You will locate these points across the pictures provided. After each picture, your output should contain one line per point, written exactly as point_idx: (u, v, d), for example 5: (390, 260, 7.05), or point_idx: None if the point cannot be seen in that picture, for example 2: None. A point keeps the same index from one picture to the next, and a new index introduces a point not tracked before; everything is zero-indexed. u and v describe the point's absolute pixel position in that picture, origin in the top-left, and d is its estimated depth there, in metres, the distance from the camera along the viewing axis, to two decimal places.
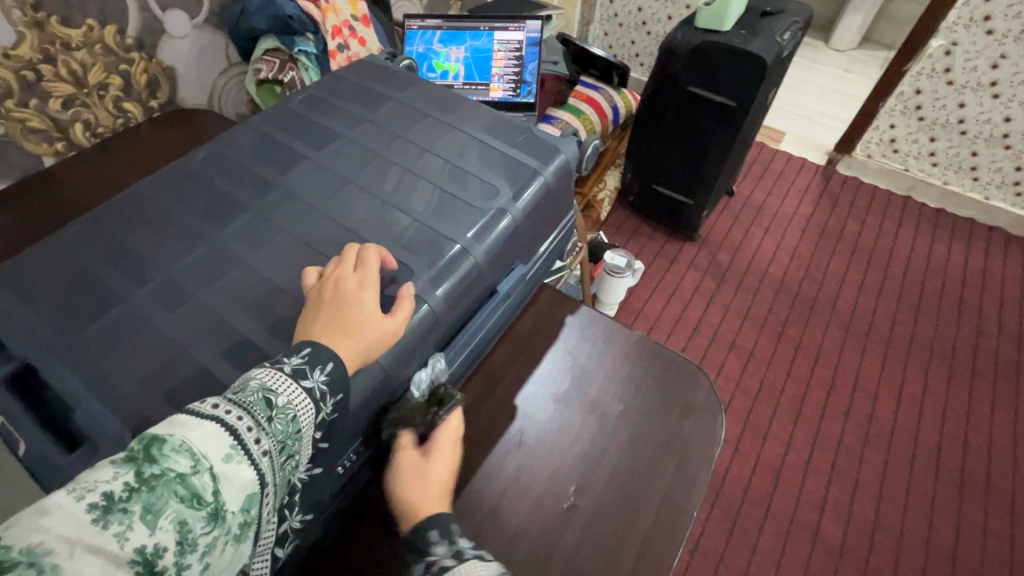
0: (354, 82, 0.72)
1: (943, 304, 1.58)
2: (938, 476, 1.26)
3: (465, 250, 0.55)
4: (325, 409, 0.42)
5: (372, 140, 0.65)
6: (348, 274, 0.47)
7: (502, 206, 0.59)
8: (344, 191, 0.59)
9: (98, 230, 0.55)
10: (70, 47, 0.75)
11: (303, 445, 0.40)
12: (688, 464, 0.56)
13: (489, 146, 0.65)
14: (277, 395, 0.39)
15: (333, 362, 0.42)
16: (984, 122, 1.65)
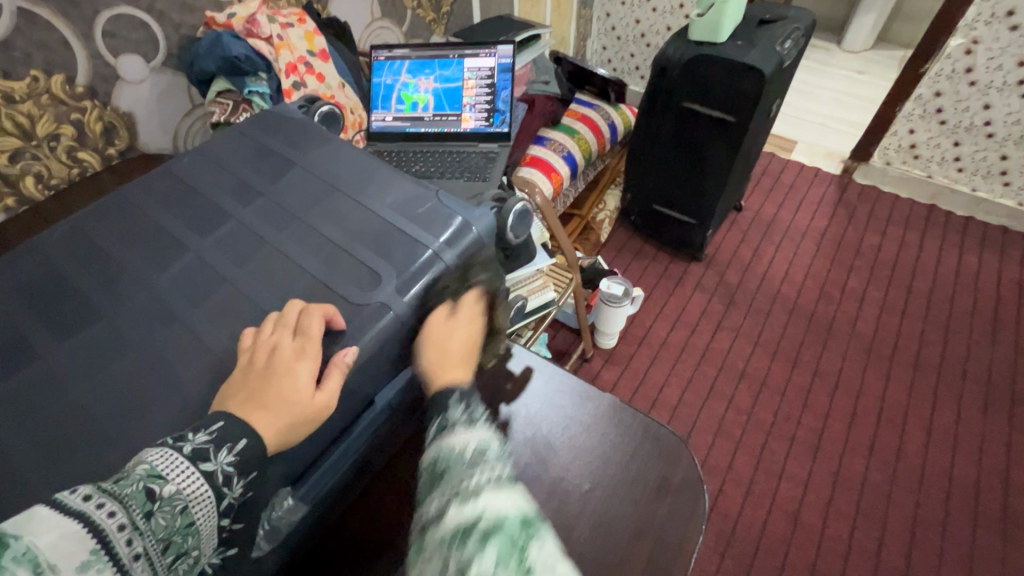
0: (247, 136, 0.59)
1: (975, 322, 1.46)
2: (978, 520, 1.14)
3: (324, 364, 0.43)
4: (231, 493, 0.36)
5: (265, 180, 0.54)
6: (286, 341, 0.41)
7: (384, 298, 0.46)
8: (211, 283, 0.47)
9: None
10: (13, 99, 0.72)
11: (201, 537, 0.35)
12: (662, 557, 0.49)
13: (383, 219, 0.51)
14: (165, 483, 0.33)
15: (245, 440, 0.36)
16: (1012, 124, 1.53)
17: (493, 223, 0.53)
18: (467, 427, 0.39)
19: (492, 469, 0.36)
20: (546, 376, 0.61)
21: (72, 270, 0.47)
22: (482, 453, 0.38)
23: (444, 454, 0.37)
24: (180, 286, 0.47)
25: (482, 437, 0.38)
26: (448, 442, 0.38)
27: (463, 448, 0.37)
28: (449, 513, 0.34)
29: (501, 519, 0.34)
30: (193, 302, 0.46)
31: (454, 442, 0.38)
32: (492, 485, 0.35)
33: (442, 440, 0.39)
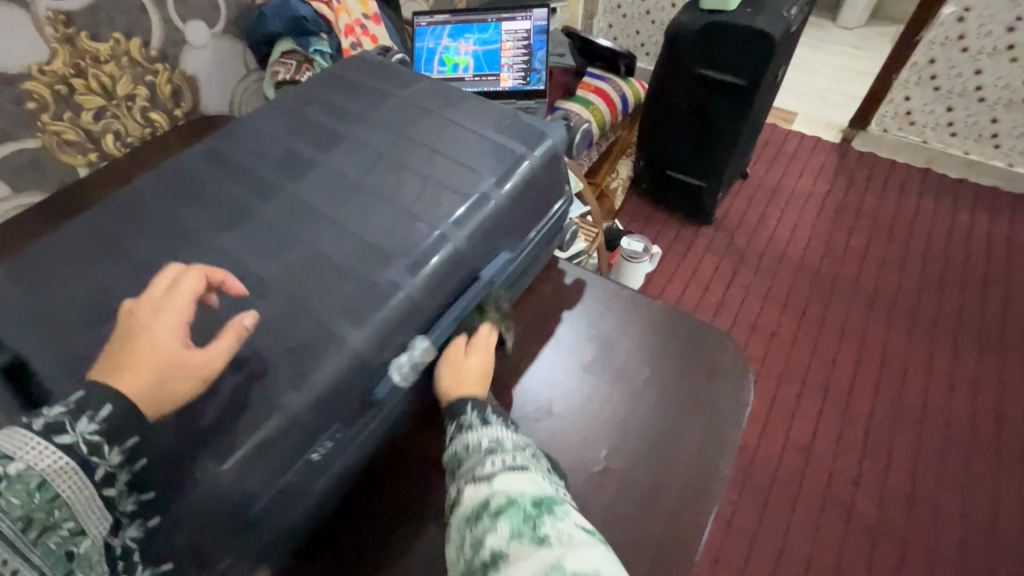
0: (337, 75, 0.67)
1: (970, 274, 1.55)
2: (976, 447, 1.23)
3: (441, 235, 0.53)
4: (104, 461, 0.33)
5: (365, 109, 0.63)
6: (152, 298, 0.38)
7: (485, 191, 0.56)
8: (338, 185, 0.57)
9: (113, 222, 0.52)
10: (99, 60, 0.78)
11: (85, 506, 0.32)
12: (717, 423, 0.57)
13: (477, 134, 0.61)
14: (9, 462, 0.30)
15: (106, 407, 0.33)
16: (1002, 88, 1.62)
17: (563, 135, 0.64)
18: (480, 425, 0.47)
19: (502, 455, 0.44)
20: (601, 285, 0.69)
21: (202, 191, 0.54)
22: (495, 445, 0.45)
23: (463, 448, 0.46)
24: (306, 197, 0.55)
25: (493, 433, 0.46)
26: (465, 438, 0.46)
27: (478, 443, 0.45)
28: (468, 492, 0.42)
29: (513, 495, 0.40)
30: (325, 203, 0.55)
31: (470, 439, 0.46)
32: (503, 471, 0.42)
33: (461, 437, 0.47)
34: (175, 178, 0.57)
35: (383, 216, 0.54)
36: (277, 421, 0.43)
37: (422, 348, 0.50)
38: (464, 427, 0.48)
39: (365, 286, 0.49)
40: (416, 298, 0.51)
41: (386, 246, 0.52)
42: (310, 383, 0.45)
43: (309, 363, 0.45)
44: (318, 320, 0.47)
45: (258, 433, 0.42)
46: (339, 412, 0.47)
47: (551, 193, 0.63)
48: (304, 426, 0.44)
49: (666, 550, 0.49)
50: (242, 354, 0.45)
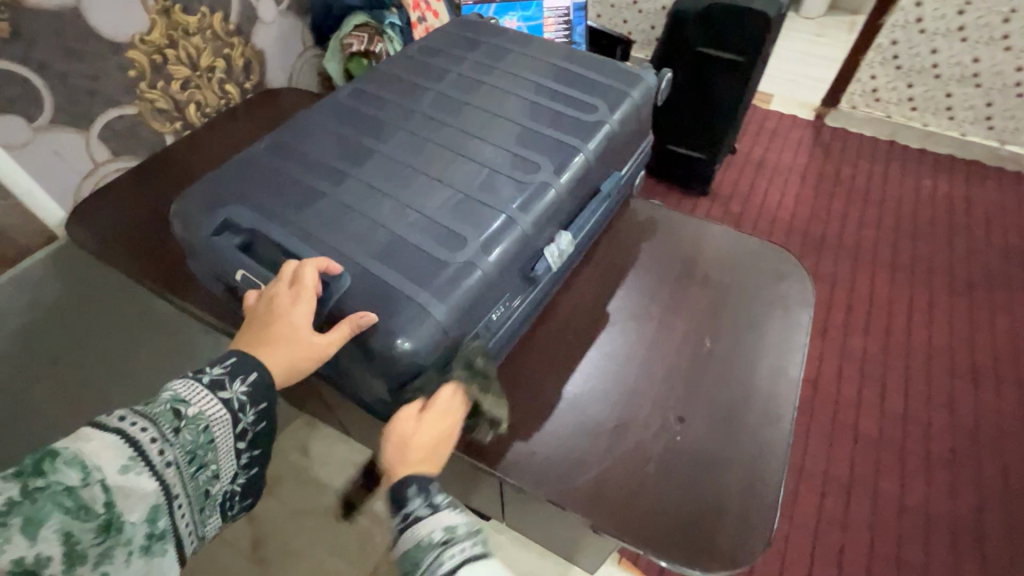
0: (444, 32, 0.72)
1: (935, 228, 1.74)
2: (954, 372, 1.40)
3: (577, 149, 0.55)
4: (245, 418, 0.44)
5: (467, 55, 0.68)
6: (282, 291, 0.44)
7: (601, 118, 0.58)
8: (469, 114, 0.59)
9: (260, 153, 0.55)
10: (188, 32, 0.83)
11: (220, 452, 0.43)
12: (792, 310, 0.65)
13: (580, 73, 0.63)
14: (188, 406, 0.41)
15: (255, 373, 0.43)
16: (955, 65, 1.83)
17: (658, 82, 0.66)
18: (429, 512, 0.41)
19: (462, 543, 0.40)
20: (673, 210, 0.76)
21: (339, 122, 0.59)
22: (450, 535, 0.40)
23: (414, 547, 0.40)
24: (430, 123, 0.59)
25: (443, 524, 0.41)
26: (414, 535, 0.41)
27: (429, 539, 0.40)
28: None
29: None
30: (448, 130, 0.58)
31: (420, 535, 0.40)
32: (468, 564, 0.39)
33: (408, 533, 0.41)
34: (319, 111, 0.60)
35: (510, 137, 0.56)
36: (474, 280, 0.46)
37: (566, 242, 0.52)
38: (407, 523, 0.41)
39: (518, 191, 0.51)
40: (561, 200, 0.52)
41: (530, 160, 0.54)
42: (496, 251, 0.47)
43: (490, 244, 0.47)
44: (486, 218, 0.49)
45: (467, 284, 0.45)
46: (502, 291, 0.49)
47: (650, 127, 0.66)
48: (481, 308, 0.47)
49: (773, 412, 0.57)
50: (432, 249, 0.47)
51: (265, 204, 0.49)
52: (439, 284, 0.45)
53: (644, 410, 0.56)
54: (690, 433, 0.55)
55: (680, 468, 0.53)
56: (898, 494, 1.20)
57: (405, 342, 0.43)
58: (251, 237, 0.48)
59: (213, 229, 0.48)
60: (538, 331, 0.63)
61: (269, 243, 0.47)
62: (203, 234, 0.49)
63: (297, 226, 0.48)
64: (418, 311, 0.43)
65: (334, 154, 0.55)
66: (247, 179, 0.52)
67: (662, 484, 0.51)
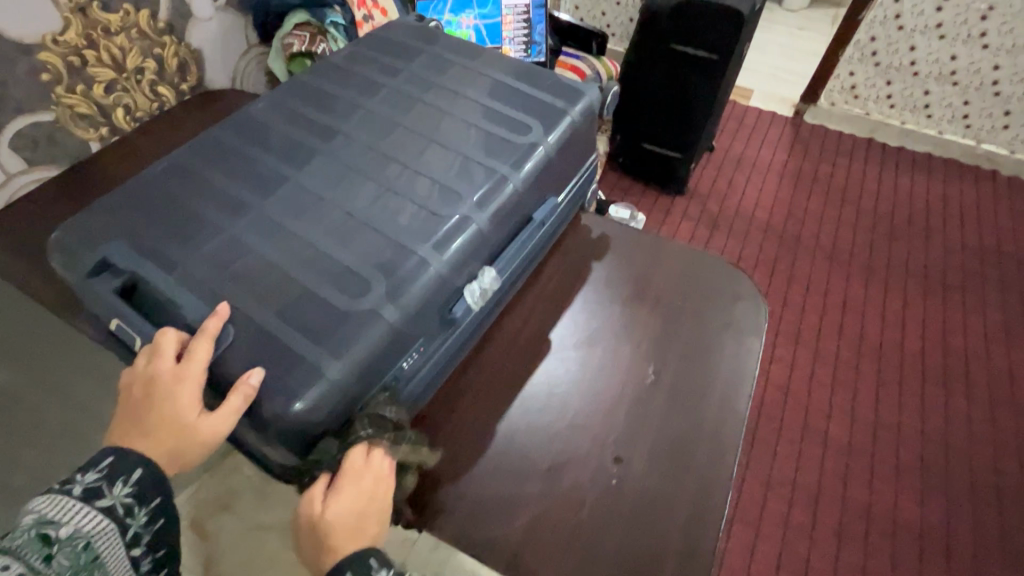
0: (379, 36, 0.67)
1: (911, 229, 1.72)
2: (925, 376, 1.39)
3: (505, 176, 0.51)
4: (135, 521, 0.36)
5: (400, 64, 0.63)
6: (163, 367, 0.38)
7: (535, 139, 0.54)
8: (394, 135, 0.55)
9: (159, 178, 0.50)
10: (110, 31, 0.77)
11: (113, 572, 0.34)
12: (744, 337, 0.62)
13: (518, 89, 0.59)
14: (60, 527, 0.32)
15: (139, 470, 0.36)
16: (933, 62, 1.80)
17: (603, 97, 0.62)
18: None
19: None
20: (627, 227, 0.72)
21: (251, 140, 0.54)
22: None
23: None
24: (351, 144, 0.54)
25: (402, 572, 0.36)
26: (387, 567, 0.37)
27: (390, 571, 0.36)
28: None
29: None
30: (369, 153, 0.53)
31: None
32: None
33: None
34: (229, 127, 0.55)
35: (434, 161, 0.52)
36: (380, 330, 0.42)
37: (489, 280, 0.48)
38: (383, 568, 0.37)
39: (436, 225, 0.47)
40: (485, 233, 0.48)
41: (453, 190, 0.50)
42: (405, 297, 0.43)
43: (398, 289, 0.43)
44: (397, 259, 0.45)
45: (368, 337, 0.41)
46: (415, 337, 0.45)
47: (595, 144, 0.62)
48: (391, 355, 0.43)
49: (719, 448, 0.53)
50: (334, 294, 0.43)
51: (156, 240, 0.45)
52: (338, 337, 0.41)
53: (582, 449, 0.53)
54: (629, 474, 0.52)
55: (616, 515, 0.49)
56: (866, 502, 1.18)
57: (297, 406, 0.38)
58: (131, 278, 0.43)
59: (88, 270, 0.43)
60: (473, 360, 0.59)
61: (150, 286, 0.43)
62: (77, 276, 0.44)
63: (186, 267, 0.44)
64: (311, 369, 0.39)
65: (238, 180, 0.50)
66: (134, 213, 0.47)
67: (597, 533, 0.48)
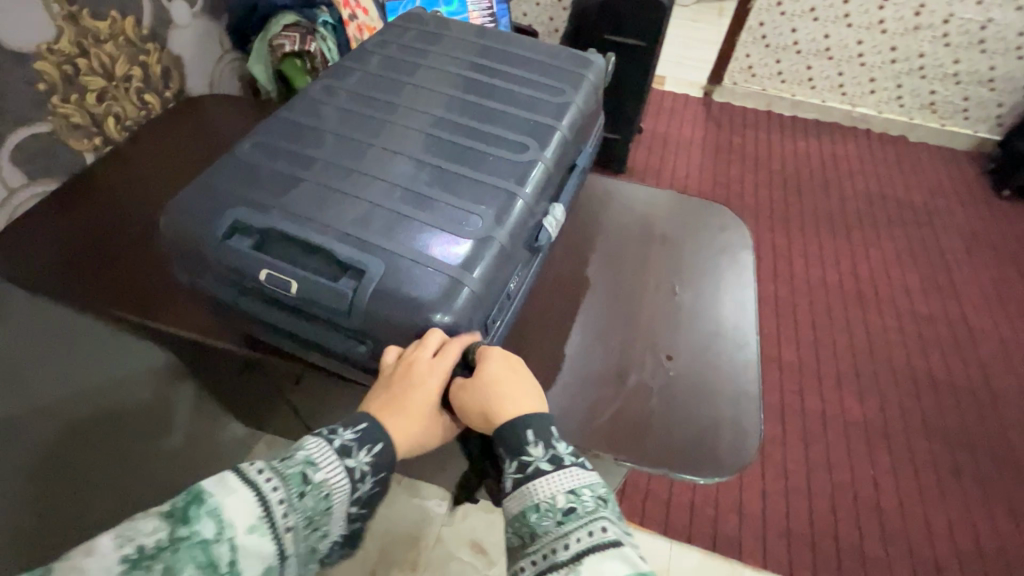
0: (391, 25, 0.74)
1: (814, 183, 2.01)
2: (846, 300, 1.65)
3: (553, 127, 0.60)
4: (363, 486, 0.44)
5: (424, 45, 0.70)
6: (423, 358, 0.46)
7: (568, 96, 0.63)
8: (441, 101, 0.62)
9: (247, 160, 0.54)
10: (99, 39, 0.77)
11: (334, 521, 0.42)
12: (737, 254, 0.75)
13: (538, 59, 0.68)
14: (317, 470, 0.41)
15: (382, 446, 0.44)
16: (811, 41, 2.12)
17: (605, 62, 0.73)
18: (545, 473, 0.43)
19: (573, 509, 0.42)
20: (623, 181, 0.84)
21: (313, 120, 0.59)
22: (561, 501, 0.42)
23: (534, 506, 0.42)
24: (408, 113, 0.61)
25: (567, 484, 0.43)
26: (532, 494, 0.43)
27: (551, 499, 0.42)
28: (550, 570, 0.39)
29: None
30: (428, 117, 0.61)
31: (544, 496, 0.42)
32: (588, 550, 0.39)
33: (528, 486, 0.43)
34: (289, 111, 0.60)
35: (489, 120, 0.60)
36: (493, 253, 0.50)
37: (560, 213, 0.57)
38: (522, 479, 0.44)
39: (512, 169, 0.55)
40: (549, 174, 0.58)
41: (516, 140, 0.58)
42: (506, 227, 0.51)
43: (499, 221, 0.51)
44: (490, 197, 0.53)
45: (486, 258, 0.49)
46: (515, 261, 0.53)
47: (600, 110, 0.70)
48: (499, 276, 0.51)
49: (742, 338, 0.66)
50: (449, 229, 0.50)
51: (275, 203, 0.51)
52: (464, 258, 0.49)
53: (638, 353, 0.64)
54: (681, 367, 0.63)
55: (678, 397, 0.60)
56: (821, 409, 1.39)
57: (444, 317, 0.47)
58: (264, 237, 0.50)
59: (222, 234, 0.49)
60: (529, 299, 0.68)
61: (285, 240, 0.49)
62: (212, 240, 0.49)
63: (313, 220, 0.50)
64: (452, 284, 0.48)
65: (321, 151, 0.56)
66: (243, 184, 0.52)
67: (668, 413, 0.59)
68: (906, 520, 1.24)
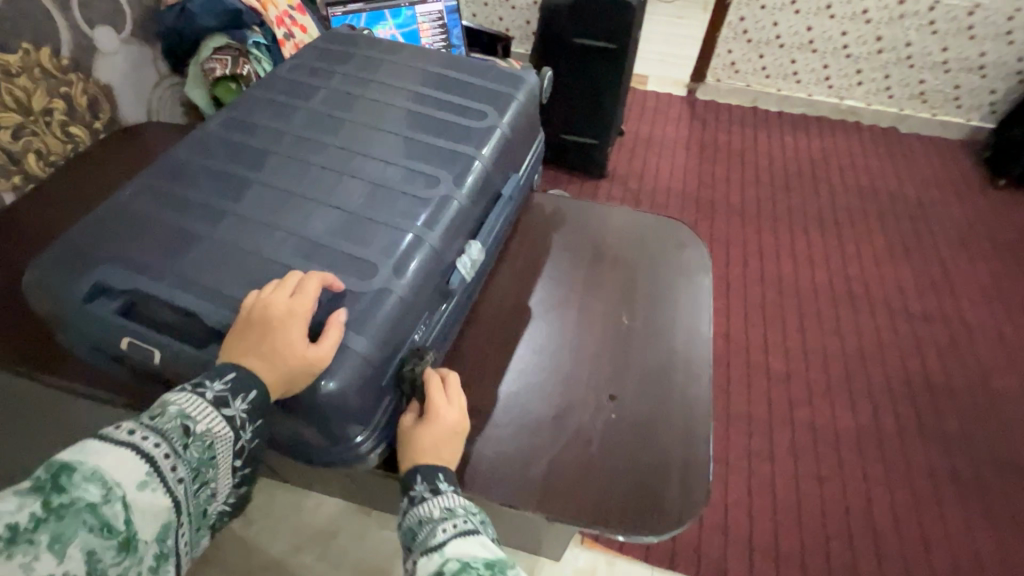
0: (314, 48, 0.71)
1: (802, 181, 1.95)
2: (837, 302, 1.58)
3: (472, 157, 0.57)
4: (247, 437, 0.39)
5: (346, 70, 0.67)
6: (282, 296, 0.41)
7: (490, 122, 0.60)
8: (348, 130, 0.60)
9: (131, 208, 0.50)
10: (11, 73, 0.72)
11: (223, 472, 0.38)
12: (695, 276, 0.70)
13: (464, 81, 0.65)
14: (196, 422, 0.36)
15: (257, 391, 0.39)
16: (794, 34, 2.06)
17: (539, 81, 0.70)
18: (433, 494, 0.44)
19: (457, 520, 0.41)
20: (576, 198, 0.79)
21: (213, 161, 0.55)
22: (448, 512, 0.42)
23: (415, 523, 0.42)
24: (317, 148, 0.58)
25: (446, 502, 0.43)
26: (415, 515, 0.43)
27: (429, 513, 0.42)
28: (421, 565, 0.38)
29: (466, 559, 0.37)
30: (339, 151, 0.57)
31: (422, 512, 0.42)
32: (455, 536, 0.39)
33: (413, 512, 0.43)
34: (187, 148, 0.56)
35: (402, 152, 0.57)
36: (394, 303, 0.46)
37: (476, 252, 0.54)
38: (410, 506, 0.44)
39: (420, 206, 0.52)
40: (465, 209, 0.54)
41: (430, 173, 0.55)
42: (408, 273, 0.48)
43: (400, 266, 0.48)
44: (393, 239, 0.49)
45: (383, 310, 0.46)
46: (422, 311, 0.50)
47: (538, 127, 0.69)
48: (401, 327, 0.47)
49: (696, 375, 0.60)
50: (344, 278, 0.46)
51: (145, 258, 0.46)
52: (359, 311, 0.45)
53: (579, 393, 0.58)
54: (624, 407, 0.57)
55: (622, 443, 0.55)
56: (811, 419, 1.33)
57: (330, 383, 0.42)
58: (130, 299, 0.45)
59: (85, 295, 0.45)
60: (465, 334, 0.63)
61: (154, 303, 0.45)
62: (69, 303, 0.45)
63: (194, 281, 0.45)
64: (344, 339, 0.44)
65: (218, 195, 0.52)
66: (125, 237, 0.48)
67: (610, 460, 0.53)
68: (903, 534, 1.17)
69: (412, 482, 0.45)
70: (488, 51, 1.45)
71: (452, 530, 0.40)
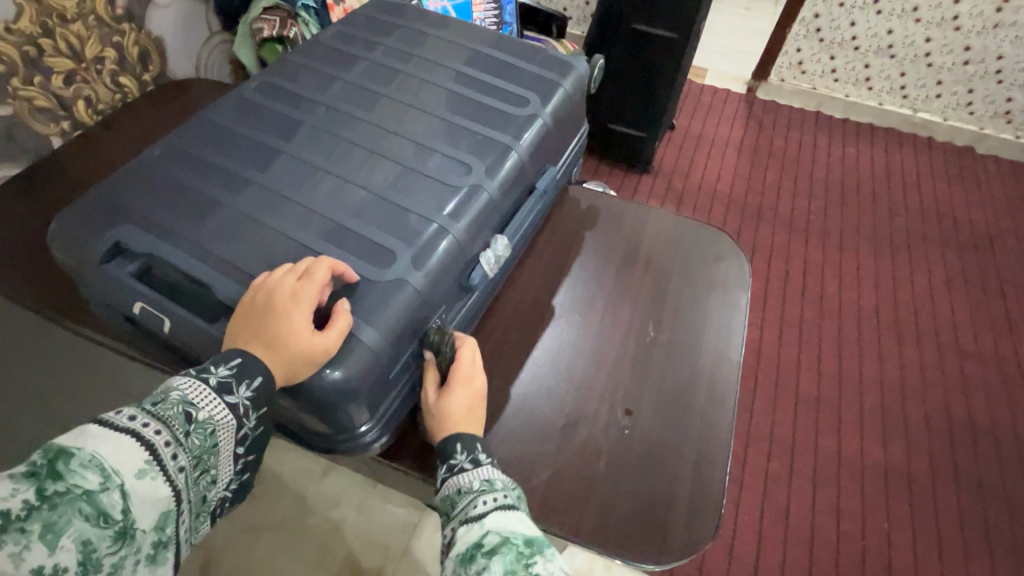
0: (360, 14, 0.68)
1: (859, 196, 1.83)
2: (881, 330, 1.49)
3: (508, 146, 0.54)
4: (248, 425, 0.39)
5: (389, 41, 0.64)
6: (289, 283, 0.41)
7: (532, 111, 0.58)
8: (383, 106, 0.58)
9: (164, 174, 0.51)
10: (66, 19, 0.73)
11: (222, 459, 0.39)
12: (731, 293, 0.66)
13: (509, 63, 0.62)
14: (198, 409, 0.37)
15: (262, 377, 0.39)
16: (872, 37, 1.92)
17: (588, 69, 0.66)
18: (473, 466, 0.44)
19: (497, 492, 0.41)
20: (613, 195, 0.75)
21: (247, 130, 0.55)
22: (487, 485, 0.42)
23: (455, 492, 0.43)
24: (351, 122, 0.56)
25: (485, 474, 0.43)
26: (453, 485, 0.43)
27: (469, 485, 0.42)
28: (461, 535, 0.39)
29: (506, 533, 0.37)
30: (371, 127, 0.56)
31: (461, 483, 0.43)
32: (496, 510, 0.40)
33: (452, 480, 0.44)
34: (223, 113, 0.56)
35: (436, 134, 0.55)
36: (409, 295, 0.46)
37: (502, 247, 0.53)
38: (448, 476, 0.44)
39: (448, 197, 0.50)
40: (494, 201, 0.53)
41: (462, 160, 0.53)
42: (427, 266, 0.47)
43: (420, 258, 0.47)
44: (416, 228, 0.48)
45: (397, 301, 0.45)
46: (436, 305, 0.49)
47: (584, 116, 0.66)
48: (415, 317, 0.46)
49: (718, 399, 0.57)
50: (362, 265, 0.46)
51: (173, 227, 0.47)
52: (373, 301, 0.44)
53: (594, 404, 0.56)
54: (638, 424, 0.55)
55: (629, 462, 0.53)
56: (836, 450, 1.26)
57: (335, 372, 0.42)
58: (147, 261, 0.47)
59: (102, 256, 0.47)
60: (481, 328, 0.61)
61: (169, 269, 0.46)
62: (89, 260, 0.47)
63: (216, 255, 0.46)
64: (357, 328, 0.43)
65: (250, 165, 0.52)
66: (154, 202, 0.49)
67: (617, 477, 0.52)
68: None
69: (452, 453, 0.45)
70: (542, 29, 1.39)
71: (492, 505, 0.40)
